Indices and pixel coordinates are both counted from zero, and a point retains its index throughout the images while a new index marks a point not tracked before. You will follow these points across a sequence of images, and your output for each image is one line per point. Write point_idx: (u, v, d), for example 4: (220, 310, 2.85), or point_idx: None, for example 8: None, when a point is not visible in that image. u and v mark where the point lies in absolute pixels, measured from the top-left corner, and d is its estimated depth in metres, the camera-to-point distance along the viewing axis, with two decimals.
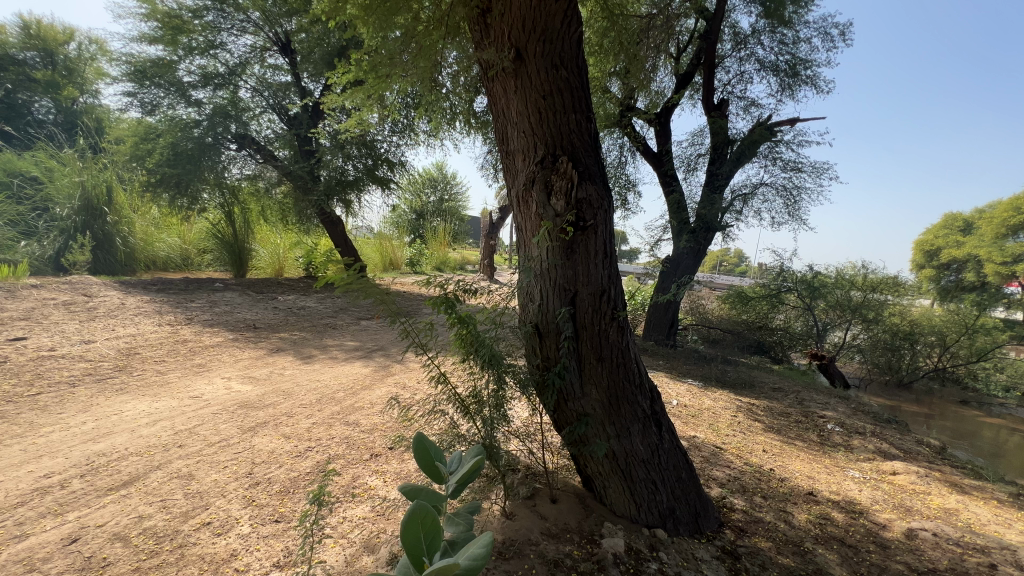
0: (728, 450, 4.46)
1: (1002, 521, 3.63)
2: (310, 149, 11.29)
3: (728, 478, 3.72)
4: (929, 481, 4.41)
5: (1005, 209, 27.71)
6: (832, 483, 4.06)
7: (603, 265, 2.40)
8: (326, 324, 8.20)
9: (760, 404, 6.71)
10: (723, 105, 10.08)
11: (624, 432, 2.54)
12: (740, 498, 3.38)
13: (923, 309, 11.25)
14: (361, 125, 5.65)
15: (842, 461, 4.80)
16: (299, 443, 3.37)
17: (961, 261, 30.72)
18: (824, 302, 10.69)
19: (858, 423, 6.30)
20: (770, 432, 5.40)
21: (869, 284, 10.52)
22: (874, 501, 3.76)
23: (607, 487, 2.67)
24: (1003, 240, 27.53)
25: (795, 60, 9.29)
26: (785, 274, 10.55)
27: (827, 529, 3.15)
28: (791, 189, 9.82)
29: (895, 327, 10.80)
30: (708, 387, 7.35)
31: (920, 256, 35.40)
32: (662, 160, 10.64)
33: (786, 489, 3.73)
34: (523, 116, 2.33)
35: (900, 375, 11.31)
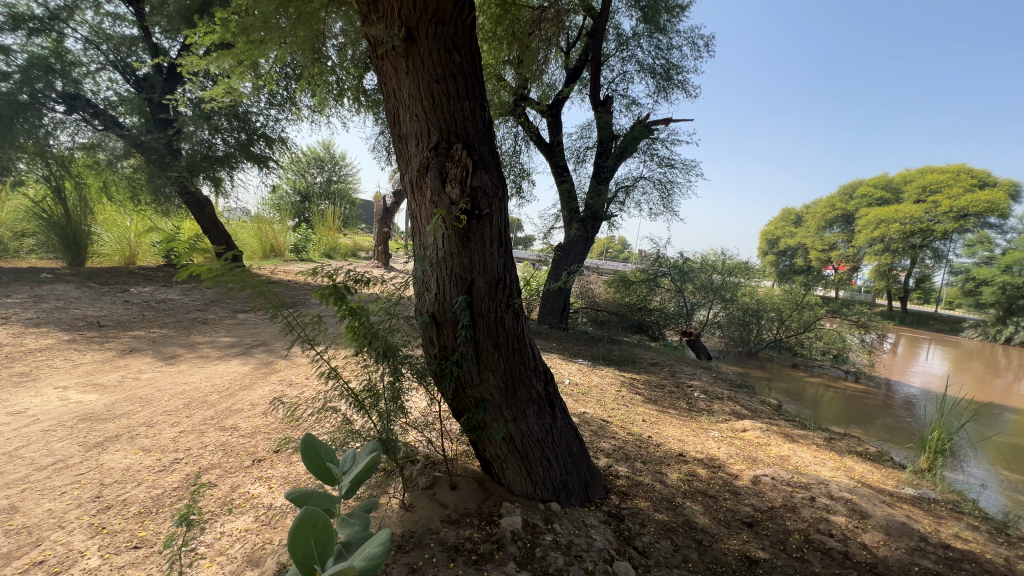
0: (613, 422, 4.88)
1: (819, 461, 4.48)
2: (167, 118, 9.81)
3: (614, 448, 4.08)
4: (769, 434, 5.26)
5: (825, 206, 33.76)
6: (697, 443, 4.66)
7: (499, 255, 2.44)
8: (194, 319, 7.26)
9: (640, 378, 7.42)
10: (608, 101, 10.74)
11: (520, 414, 2.64)
12: (623, 466, 3.72)
13: (767, 290, 13.24)
14: (231, 94, 5.02)
15: (705, 423, 5.52)
16: (162, 457, 2.95)
17: (793, 249, 36.86)
18: (692, 285, 12.10)
19: (717, 390, 7.29)
20: (648, 403, 6.00)
21: (727, 268, 12.14)
22: (729, 455, 4.40)
23: (505, 468, 2.76)
24: (823, 231, 33.64)
25: (669, 64, 10.19)
26: (661, 260, 11.86)
27: (693, 483, 3.62)
28: (666, 183, 10.87)
29: (745, 306, 12.65)
30: (596, 366, 7.93)
31: (764, 244, 41.70)
32: (554, 150, 11.06)
33: (661, 453, 4.20)
34: (416, 99, 2.25)
35: (749, 346, 13.30)
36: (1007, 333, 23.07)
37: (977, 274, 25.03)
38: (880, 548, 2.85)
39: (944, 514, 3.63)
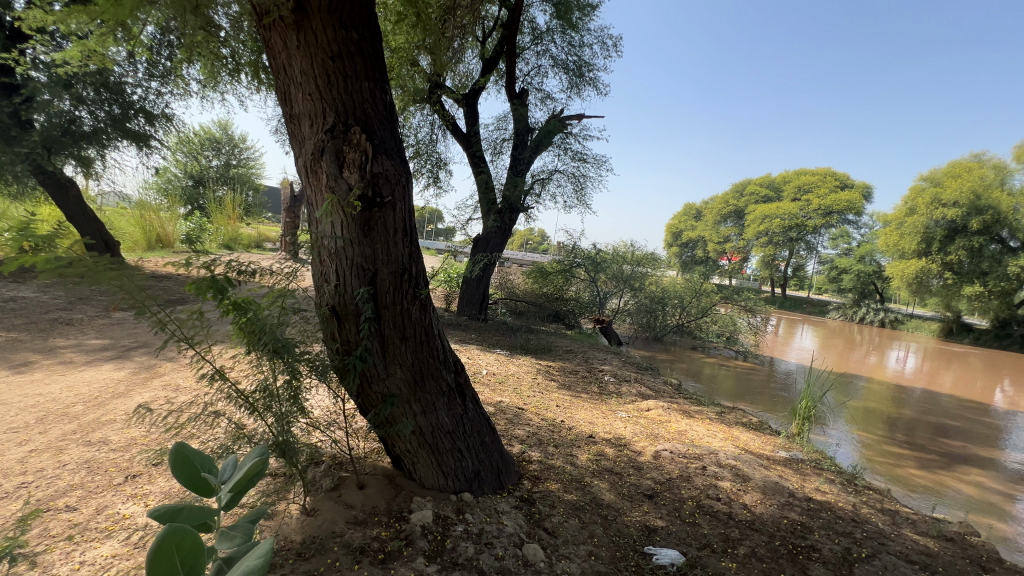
0: (528, 409, 5.00)
1: (710, 433, 4.96)
2: (12, 83, 8.28)
3: (528, 434, 4.18)
4: (669, 411, 5.72)
5: (720, 202, 37.18)
6: (606, 424, 4.93)
7: (404, 245, 2.36)
8: (55, 320, 6.27)
9: (555, 365, 7.70)
10: (524, 94, 10.86)
11: (430, 407, 2.60)
12: (536, 451, 3.82)
13: (670, 279, 14.29)
14: (94, 58, 4.33)
15: (614, 405, 5.86)
16: (5, 482, 2.51)
17: (694, 241, 40.26)
18: (604, 275, 12.85)
19: (626, 373, 7.78)
20: (562, 389, 6.24)
21: (636, 259, 13.08)
22: (634, 433, 4.71)
23: (416, 462, 2.71)
24: (718, 225, 37.08)
25: (581, 62, 10.51)
26: (576, 251, 12.32)
27: (602, 463, 3.82)
28: (579, 177, 11.27)
29: (651, 294, 13.61)
30: (513, 355, 8.07)
31: (669, 237, 45.02)
32: (471, 141, 10.99)
33: (573, 436, 4.38)
34: (309, 76, 2.09)
35: (655, 331, 14.34)
36: (861, 313, 27.31)
37: (839, 263, 29.04)
38: (758, 506, 3.21)
39: (809, 471, 4.17)
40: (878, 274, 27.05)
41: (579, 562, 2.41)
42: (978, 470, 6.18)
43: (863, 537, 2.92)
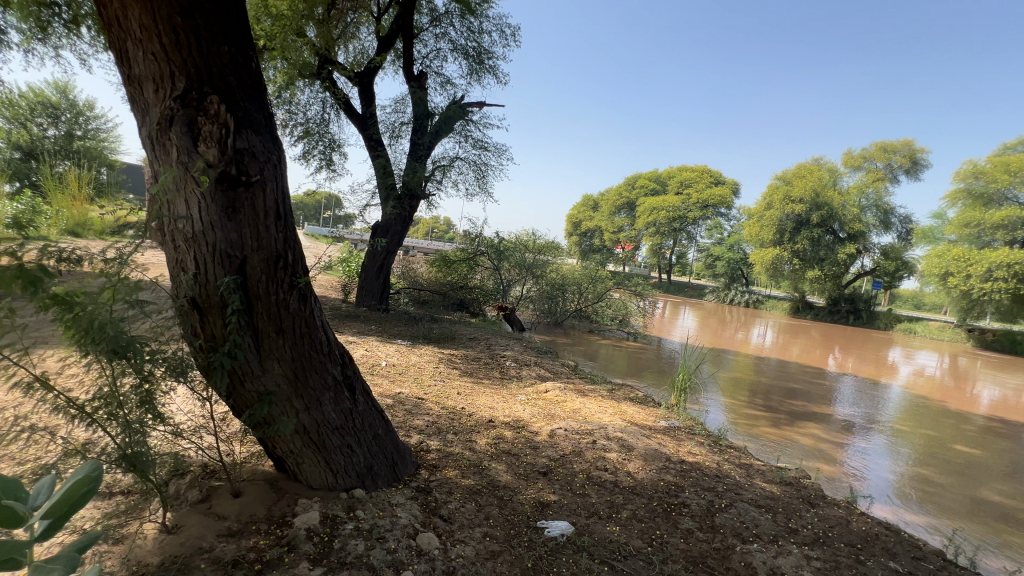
0: (428, 399, 4.95)
1: (601, 409, 5.33)
2: None
3: (427, 424, 4.13)
4: (565, 391, 6.03)
5: (615, 194, 39.71)
6: (505, 408, 5.06)
7: (278, 230, 2.16)
8: None
9: (458, 353, 7.70)
10: (422, 77, 10.54)
11: (314, 403, 2.44)
12: (435, 440, 3.79)
13: (569, 266, 14.97)
14: None
15: (514, 388, 6.03)
16: None
17: (592, 230, 42.62)
18: (507, 263, 13.07)
19: (527, 357, 8.03)
20: (464, 376, 6.27)
21: (537, 248, 13.45)
22: (532, 415, 4.88)
23: (301, 463, 2.55)
24: (613, 215, 39.63)
25: (481, 49, 10.45)
26: (479, 239, 12.38)
27: (500, 445, 3.90)
28: (481, 165, 11.28)
29: (552, 281, 14.16)
30: (415, 345, 7.92)
31: (570, 226, 47.10)
32: (367, 122, 10.43)
33: (473, 421, 4.43)
34: (149, 31, 1.80)
35: (556, 317, 14.98)
36: (731, 295, 31.22)
37: (714, 251, 32.66)
38: (639, 472, 3.51)
39: (683, 436, 4.67)
40: (743, 260, 30.94)
41: (474, 544, 2.45)
42: (814, 424, 7.40)
43: (723, 490, 3.34)
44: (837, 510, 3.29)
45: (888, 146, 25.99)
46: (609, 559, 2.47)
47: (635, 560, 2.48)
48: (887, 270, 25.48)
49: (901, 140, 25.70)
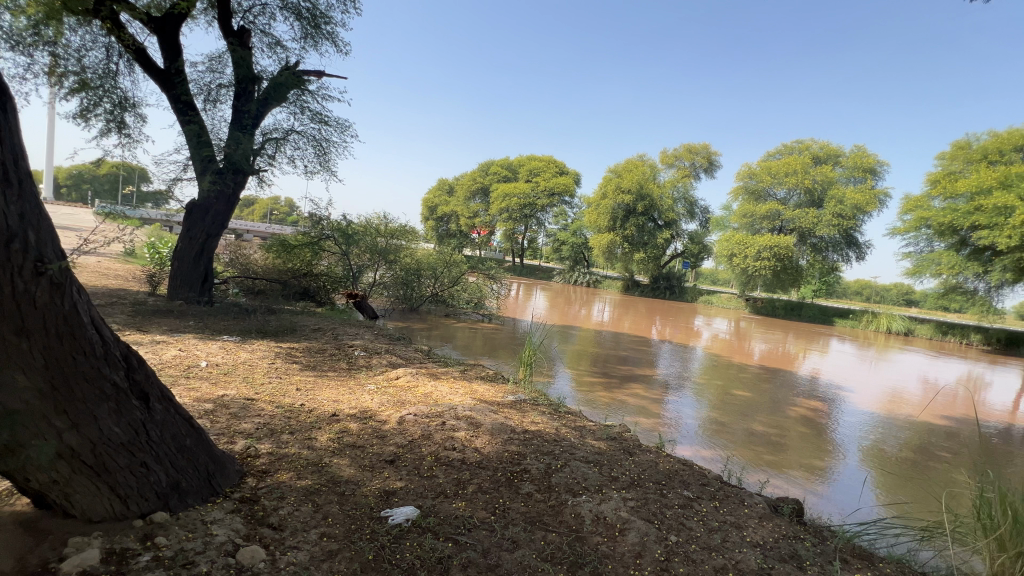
0: (260, 398, 4.43)
1: (453, 390, 5.40)
2: None
3: (256, 427, 3.69)
4: (418, 376, 5.96)
5: (469, 179, 40.21)
6: (352, 399, 4.79)
7: (8, 200, 1.71)
8: None
9: (300, 346, 7.05)
10: (244, 34, 9.18)
11: (86, 417, 1.98)
12: (266, 443, 3.41)
13: (424, 250, 14.66)
14: None
15: (363, 378, 5.76)
16: None
17: (448, 215, 42.68)
18: (356, 248, 12.30)
19: (378, 345, 7.71)
20: (306, 370, 5.77)
21: (389, 231, 12.81)
22: (381, 404, 4.72)
23: (71, 494, 2.06)
24: (469, 200, 40.19)
25: (316, 11, 9.47)
26: (323, 222, 11.43)
27: (344, 439, 3.68)
28: (321, 141, 10.34)
29: (406, 266, 13.77)
30: (246, 341, 7.01)
31: (426, 211, 46.38)
32: (172, 81, 8.72)
33: (313, 418, 4.10)
34: None
35: (411, 302, 14.70)
36: (576, 277, 34.51)
37: (560, 236, 35.39)
38: (486, 447, 3.65)
39: (528, 408, 4.99)
40: (585, 245, 34.18)
41: (308, 549, 2.26)
42: (638, 385, 8.58)
43: (560, 452, 3.65)
44: (649, 455, 3.87)
45: (693, 148, 30.95)
46: (453, 534, 2.51)
47: (479, 530, 2.57)
48: (693, 252, 30.65)
49: (702, 144, 30.80)
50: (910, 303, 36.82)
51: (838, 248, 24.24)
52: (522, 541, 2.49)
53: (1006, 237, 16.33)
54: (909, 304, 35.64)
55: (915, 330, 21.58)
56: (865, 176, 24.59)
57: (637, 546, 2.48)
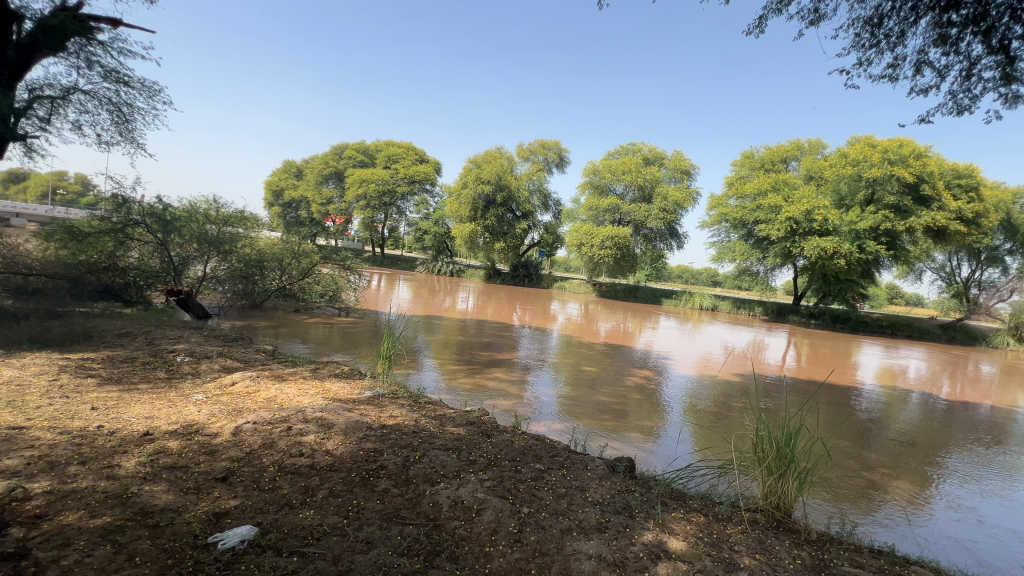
0: (34, 425, 3.50)
1: (302, 392, 4.94)
2: None
3: (27, 462, 2.90)
4: (259, 380, 5.32)
5: (320, 162, 37.01)
6: (171, 414, 4.07)
7: None
8: None
9: (97, 356, 5.73)
10: None
11: None
12: (42, 480, 2.70)
13: (267, 239, 13.16)
14: None
15: (188, 388, 4.93)
16: None
17: (297, 201, 38.83)
18: (178, 237, 10.46)
19: (208, 348, 6.67)
20: (106, 385, 4.72)
21: (222, 218, 11.20)
22: (211, 415, 4.10)
23: None
24: (321, 185, 37.02)
25: None
26: (131, 206, 9.68)
27: (159, 462, 3.11)
28: (119, 106, 8.48)
29: (246, 258, 12.14)
30: (14, 354, 5.45)
31: (269, 195, 41.49)
32: None
33: (116, 441, 3.38)
34: None
35: (253, 298, 13.07)
36: (439, 267, 34.39)
37: (422, 226, 34.77)
38: (337, 448, 3.43)
39: (386, 402, 4.82)
40: (447, 234, 34.14)
41: None
42: (499, 370, 8.90)
43: (418, 443, 3.61)
44: (506, 435, 4.04)
45: (546, 144, 32.84)
46: (298, 547, 2.30)
47: (330, 537, 2.40)
48: (548, 241, 32.78)
49: (553, 140, 32.91)
50: (714, 283, 44.77)
51: (664, 238, 28.21)
52: (378, 540, 2.40)
53: (777, 230, 20.73)
54: (714, 284, 43.33)
55: (719, 306, 26.28)
56: (682, 177, 28.89)
57: (492, 523, 2.57)
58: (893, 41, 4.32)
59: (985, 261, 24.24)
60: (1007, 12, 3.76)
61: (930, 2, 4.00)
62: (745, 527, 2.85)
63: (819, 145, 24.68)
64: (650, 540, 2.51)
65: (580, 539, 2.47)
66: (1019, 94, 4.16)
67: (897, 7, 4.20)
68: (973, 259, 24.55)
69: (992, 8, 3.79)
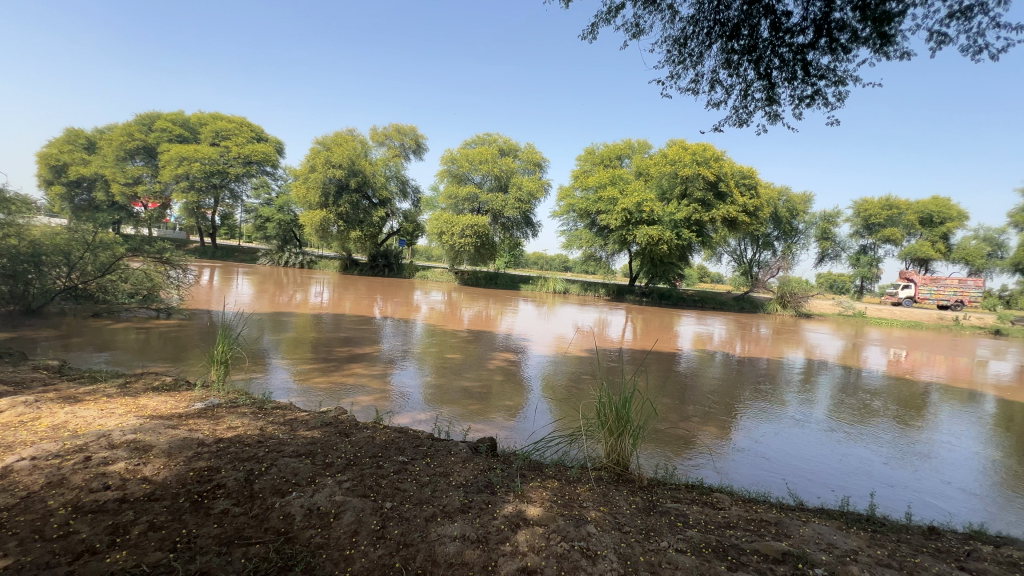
0: None
1: (106, 413, 4.06)
2: None
3: None
4: (39, 405, 4.21)
5: (120, 133, 30.16)
6: None
7: None
8: None
9: None
10: None
11: None
12: None
13: (46, 227, 10.17)
14: None
15: None
16: None
17: (88, 179, 31.22)
18: None
19: None
20: None
21: None
22: None
23: None
24: (123, 162, 30.26)
25: None
26: None
27: None
28: None
29: (10, 251, 9.16)
30: None
31: (44, 171, 32.55)
32: None
33: None
34: None
35: (28, 302, 10.28)
36: (287, 258, 31.16)
37: (262, 213, 30.93)
38: (159, 473, 2.90)
39: (223, 413, 4.25)
40: (294, 222, 31.01)
41: None
42: (359, 364, 8.47)
43: (263, 454, 3.25)
44: (366, 432, 3.88)
45: (401, 129, 31.74)
46: None
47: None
48: (408, 230, 32.01)
49: (409, 126, 31.92)
50: (565, 268, 48.64)
51: (519, 227, 29.66)
52: (215, 569, 2.10)
53: (615, 220, 23.27)
54: (565, 269, 47.08)
55: (570, 289, 28.66)
56: (535, 169, 30.56)
57: (353, 525, 2.46)
58: (694, 59, 5.09)
59: (762, 246, 30.58)
60: (770, 46, 4.68)
61: (720, 30, 4.80)
62: (591, 485, 3.20)
63: (645, 145, 28.23)
64: (510, 511, 2.66)
65: (444, 523, 2.51)
66: (777, 116, 5.23)
67: (696, 31, 4.95)
68: (754, 243, 30.79)
69: (760, 41, 4.69)
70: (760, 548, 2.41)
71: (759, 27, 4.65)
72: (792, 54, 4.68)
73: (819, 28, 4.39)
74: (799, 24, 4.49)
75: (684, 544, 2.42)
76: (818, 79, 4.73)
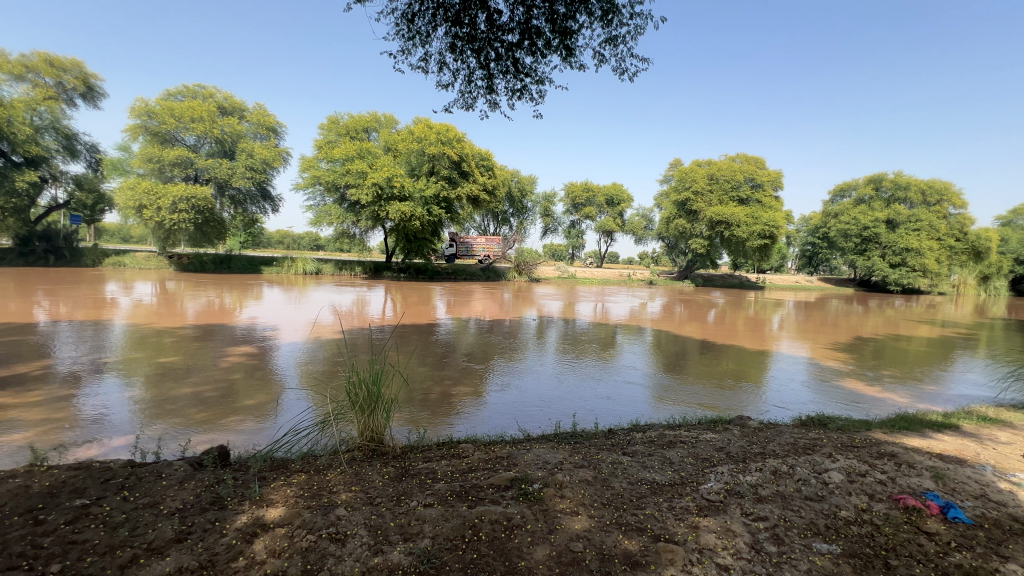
0: None
1: None
2: None
3: None
4: None
5: None
6: None
7: None
8: None
9: None
10: None
11: None
12: None
13: None
14: None
15: None
16: None
17: None
18: None
19: None
20: None
21: None
22: None
23: None
24: None
25: None
26: None
27: None
28: None
29: None
30: None
31: None
32: None
33: None
34: None
35: None
36: None
37: None
38: None
39: None
40: None
41: None
42: (10, 391, 6.00)
43: None
44: (12, 482, 2.77)
45: (55, 61, 22.85)
46: None
47: None
48: (84, 202, 23.79)
49: (69, 58, 23.26)
50: (316, 247, 44.72)
51: (255, 200, 25.71)
52: None
53: (365, 195, 22.40)
54: (315, 248, 43.33)
55: (322, 270, 26.59)
56: (268, 134, 26.63)
57: None
58: (422, 38, 5.22)
59: (501, 221, 34.60)
60: (487, 39, 5.18)
61: (444, 14, 5.04)
62: (343, 468, 3.11)
63: (392, 120, 27.95)
64: (244, 522, 2.35)
65: (150, 563, 2.03)
66: (496, 104, 5.85)
67: (422, 9, 5.07)
68: (495, 220, 34.59)
69: (479, 33, 5.14)
70: (494, 481, 2.80)
71: (478, 19, 5.07)
72: (504, 51, 5.30)
73: (523, 31, 5.08)
74: (508, 24, 5.09)
75: (432, 498, 2.61)
76: (525, 76, 5.49)
